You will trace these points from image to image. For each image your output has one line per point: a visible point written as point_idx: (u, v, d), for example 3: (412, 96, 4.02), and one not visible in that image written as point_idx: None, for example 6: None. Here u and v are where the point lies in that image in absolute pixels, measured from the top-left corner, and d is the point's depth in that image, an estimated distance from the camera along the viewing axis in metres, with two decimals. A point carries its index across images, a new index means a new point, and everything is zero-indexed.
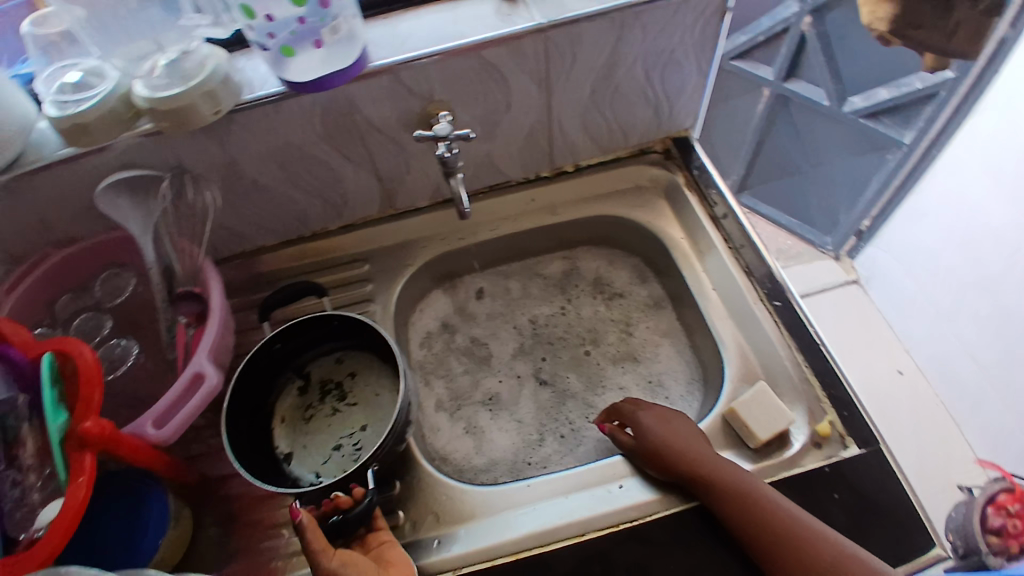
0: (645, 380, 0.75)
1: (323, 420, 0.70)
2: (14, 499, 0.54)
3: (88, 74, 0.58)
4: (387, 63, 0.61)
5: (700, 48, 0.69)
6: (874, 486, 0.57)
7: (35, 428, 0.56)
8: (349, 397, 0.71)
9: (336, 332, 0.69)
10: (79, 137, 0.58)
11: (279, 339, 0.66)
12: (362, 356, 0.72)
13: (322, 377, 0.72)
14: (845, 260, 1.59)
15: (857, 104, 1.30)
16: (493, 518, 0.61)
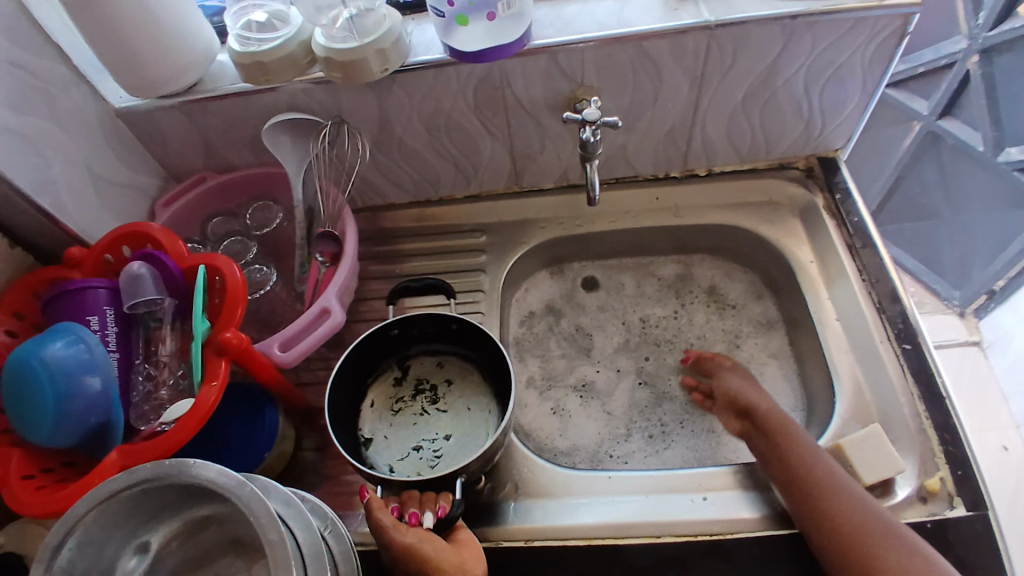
0: None
1: (409, 417, 0.70)
2: (146, 390, 0.59)
3: (274, 18, 0.64)
4: (548, 43, 0.63)
5: (870, 68, 0.65)
6: (981, 556, 0.53)
7: (174, 330, 0.61)
8: (439, 400, 0.71)
9: (451, 333, 0.71)
10: (257, 73, 0.63)
11: (401, 325, 0.69)
12: (463, 364, 0.73)
13: (420, 375, 0.73)
14: (969, 319, 1.46)
15: (1014, 156, 1.18)
16: (571, 500, 0.62)
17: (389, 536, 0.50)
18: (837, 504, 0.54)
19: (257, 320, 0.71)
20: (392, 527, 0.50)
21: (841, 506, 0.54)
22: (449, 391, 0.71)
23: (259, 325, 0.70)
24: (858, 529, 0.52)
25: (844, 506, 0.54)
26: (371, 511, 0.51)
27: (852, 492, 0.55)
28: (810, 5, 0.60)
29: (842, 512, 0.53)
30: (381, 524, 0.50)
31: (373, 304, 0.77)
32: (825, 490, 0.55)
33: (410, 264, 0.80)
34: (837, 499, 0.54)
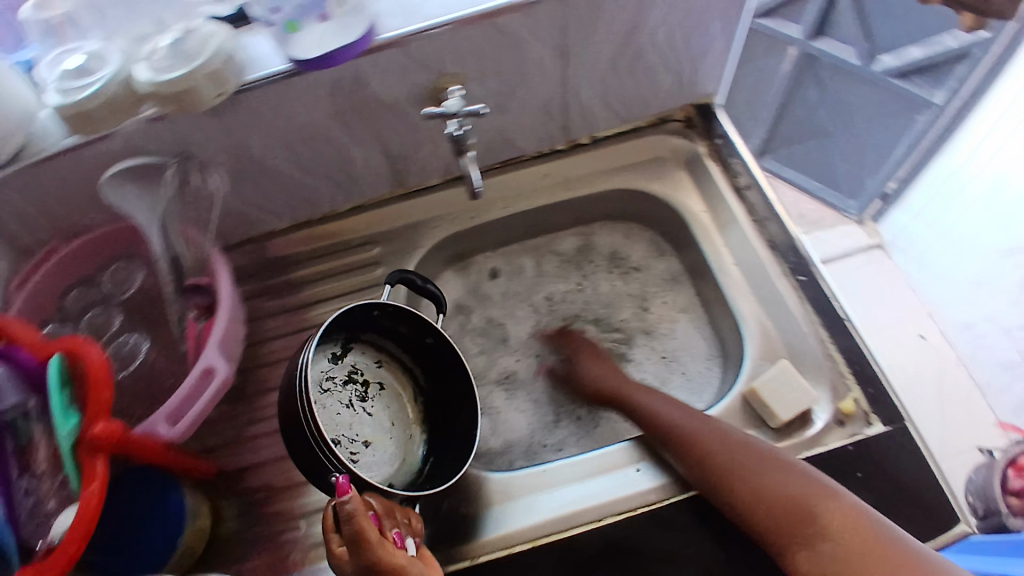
0: (661, 356, 0.78)
1: (336, 404, 0.64)
2: (29, 506, 0.53)
3: (91, 58, 0.54)
4: (397, 36, 0.57)
5: (728, 9, 0.64)
6: (899, 464, 0.56)
7: (45, 431, 0.55)
8: (369, 402, 0.67)
9: (417, 344, 0.68)
10: (83, 125, 0.55)
11: (394, 312, 0.64)
12: (401, 373, 0.70)
13: (357, 365, 0.67)
14: (868, 225, 1.54)
15: (888, 64, 1.24)
16: (518, 502, 0.61)
17: (378, 553, 0.46)
18: (695, 446, 0.58)
19: (152, 396, 0.67)
20: (376, 545, 0.46)
21: (699, 445, 0.58)
22: (380, 395, 0.68)
23: (154, 399, 0.67)
24: (716, 463, 0.56)
25: (700, 446, 0.58)
26: (354, 523, 0.45)
27: (709, 429, 0.59)
28: None
29: (701, 451, 0.58)
30: (369, 539, 0.46)
31: (275, 344, 0.74)
32: (686, 435, 0.60)
33: (304, 291, 0.77)
34: (694, 441, 0.59)
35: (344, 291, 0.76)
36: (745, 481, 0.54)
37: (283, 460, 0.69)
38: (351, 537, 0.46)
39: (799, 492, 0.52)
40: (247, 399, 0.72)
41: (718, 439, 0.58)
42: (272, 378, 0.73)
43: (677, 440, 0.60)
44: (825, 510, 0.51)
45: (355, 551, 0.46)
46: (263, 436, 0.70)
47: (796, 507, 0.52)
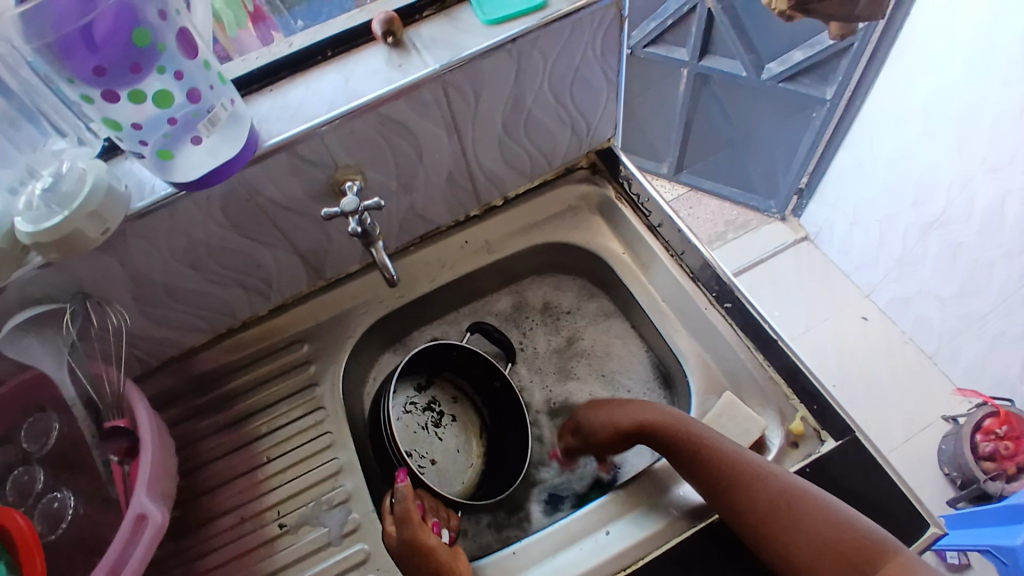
0: (602, 375, 0.79)
1: (412, 425, 0.76)
2: None
3: None
4: (284, 140, 0.55)
5: (606, 59, 0.65)
6: (858, 477, 0.57)
7: None
8: (440, 429, 0.77)
9: (486, 386, 0.77)
10: None
11: (463, 352, 0.76)
12: (467, 412, 0.79)
13: (436, 396, 0.79)
14: (791, 220, 1.62)
15: (775, 70, 1.30)
16: None
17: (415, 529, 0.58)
18: (749, 491, 0.54)
19: (84, 550, 0.60)
20: (418, 523, 0.59)
21: (755, 491, 0.54)
22: (450, 426, 0.78)
23: (90, 554, 0.60)
24: (773, 510, 0.53)
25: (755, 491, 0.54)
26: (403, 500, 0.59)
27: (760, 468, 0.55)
28: (527, 24, 0.58)
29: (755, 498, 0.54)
30: (409, 516, 0.58)
31: (215, 467, 0.69)
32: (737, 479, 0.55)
33: (237, 405, 0.72)
34: (748, 484, 0.55)
35: (278, 397, 0.73)
36: (804, 529, 0.52)
37: None
38: (401, 511, 0.59)
39: (856, 538, 0.51)
40: (192, 531, 0.66)
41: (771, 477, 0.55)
42: (218, 503, 0.67)
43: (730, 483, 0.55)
44: (883, 559, 0.50)
45: (402, 523, 0.59)
46: (218, 567, 0.64)
47: (855, 555, 0.51)
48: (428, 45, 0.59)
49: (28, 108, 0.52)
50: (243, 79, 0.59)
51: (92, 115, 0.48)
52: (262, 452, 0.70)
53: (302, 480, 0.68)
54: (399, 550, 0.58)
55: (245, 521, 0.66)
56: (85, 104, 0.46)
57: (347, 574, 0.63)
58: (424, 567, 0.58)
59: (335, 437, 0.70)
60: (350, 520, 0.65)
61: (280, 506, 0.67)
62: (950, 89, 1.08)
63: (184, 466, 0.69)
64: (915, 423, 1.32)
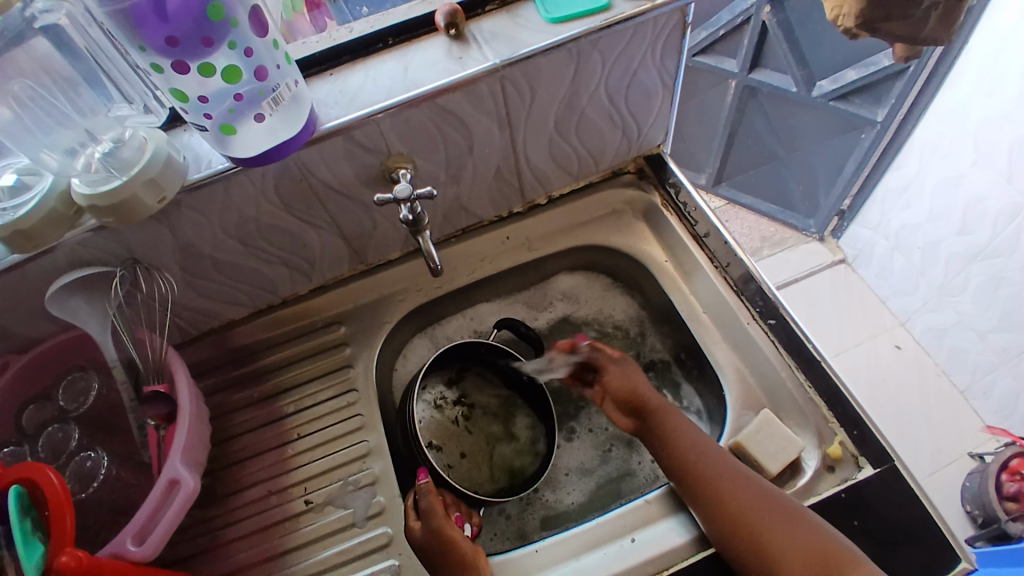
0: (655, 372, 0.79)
1: (444, 419, 0.77)
2: None
3: (24, 175, 0.53)
4: (341, 124, 0.56)
5: (664, 64, 0.64)
6: (895, 507, 0.55)
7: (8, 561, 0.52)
8: (470, 423, 0.78)
9: (516, 382, 0.77)
10: (25, 243, 0.53)
11: (492, 349, 0.75)
12: (496, 408, 0.79)
13: (466, 391, 0.79)
14: (829, 241, 1.59)
15: (827, 88, 1.28)
16: None
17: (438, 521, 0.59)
18: (719, 483, 0.57)
19: (112, 511, 0.62)
20: (442, 516, 0.60)
21: (725, 485, 0.57)
22: (483, 418, 0.78)
23: (117, 515, 0.62)
24: (740, 503, 0.55)
25: (723, 484, 0.57)
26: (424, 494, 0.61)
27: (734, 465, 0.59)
28: (588, 24, 0.57)
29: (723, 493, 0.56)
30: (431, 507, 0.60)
31: (245, 439, 0.70)
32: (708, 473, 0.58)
33: (270, 380, 0.73)
34: (721, 479, 0.57)
35: (311, 376, 0.74)
36: (772, 528, 0.53)
37: (265, 563, 0.64)
38: (424, 505, 0.60)
39: (823, 543, 0.52)
40: (218, 501, 0.67)
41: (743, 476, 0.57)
42: (245, 475, 0.68)
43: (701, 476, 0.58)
44: (848, 567, 0.50)
45: (428, 515, 0.60)
46: (239, 538, 0.65)
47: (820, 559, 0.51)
48: (489, 40, 0.59)
49: (93, 71, 0.53)
50: (306, 60, 0.61)
51: (161, 84, 0.48)
52: (292, 429, 0.71)
53: (330, 459, 0.69)
54: (424, 540, 0.59)
55: (271, 495, 0.67)
56: (155, 73, 0.47)
57: (368, 556, 0.63)
58: (448, 558, 0.58)
59: (365, 419, 0.71)
60: (374, 503, 0.66)
61: (306, 484, 0.68)
62: (1002, 119, 1.04)
63: (215, 436, 0.70)
64: (941, 458, 1.29)
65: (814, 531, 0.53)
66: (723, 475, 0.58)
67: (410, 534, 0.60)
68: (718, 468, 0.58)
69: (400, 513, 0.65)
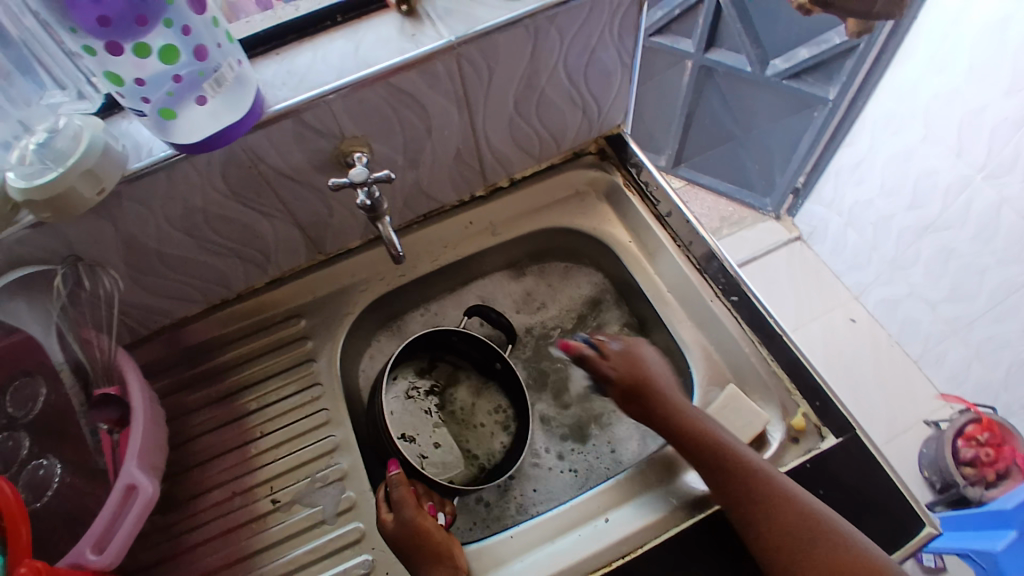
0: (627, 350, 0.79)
1: (417, 410, 0.75)
2: None
3: None
4: (289, 107, 0.53)
5: (622, 40, 0.64)
6: (858, 474, 0.57)
7: None
8: (443, 412, 0.76)
9: (487, 368, 0.77)
10: None
11: (462, 336, 0.74)
12: (467, 394, 0.78)
13: (438, 381, 0.78)
14: (785, 219, 1.63)
15: (779, 66, 1.30)
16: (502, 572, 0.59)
17: (408, 512, 0.59)
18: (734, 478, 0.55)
19: (66, 519, 0.58)
20: (413, 505, 0.59)
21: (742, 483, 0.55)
22: (454, 406, 0.77)
23: (72, 524, 0.58)
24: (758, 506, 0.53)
25: (742, 484, 0.55)
26: (394, 487, 0.61)
27: (755, 462, 0.56)
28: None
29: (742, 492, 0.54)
30: (401, 497, 0.60)
31: (205, 440, 0.67)
32: (725, 470, 0.56)
33: (229, 378, 0.70)
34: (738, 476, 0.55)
35: (271, 373, 0.71)
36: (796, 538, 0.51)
37: (232, 567, 0.62)
38: (396, 495, 0.60)
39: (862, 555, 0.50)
40: (179, 506, 0.64)
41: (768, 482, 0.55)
42: (208, 478, 0.66)
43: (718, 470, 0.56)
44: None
45: (400, 507, 0.60)
46: (204, 543, 0.63)
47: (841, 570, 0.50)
48: (442, 16, 0.57)
49: (24, 58, 0.51)
50: (249, 39, 0.57)
51: (93, 68, 0.45)
52: (255, 427, 0.68)
53: (296, 456, 0.67)
54: (396, 532, 0.59)
55: (236, 496, 0.65)
56: (87, 56, 0.44)
57: (341, 552, 0.62)
58: (421, 550, 0.57)
59: (331, 414, 0.69)
60: (344, 498, 0.64)
61: (272, 482, 0.65)
62: (954, 94, 1.08)
63: (172, 439, 0.67)
64: (896, 424, 1.34)
65: (842, 541, 0.51)
66: (744, 474, 0.55)
67: (382, 526, 0.60)
68: (738, 464, 0.56)
69: (371, 507, 0.64)
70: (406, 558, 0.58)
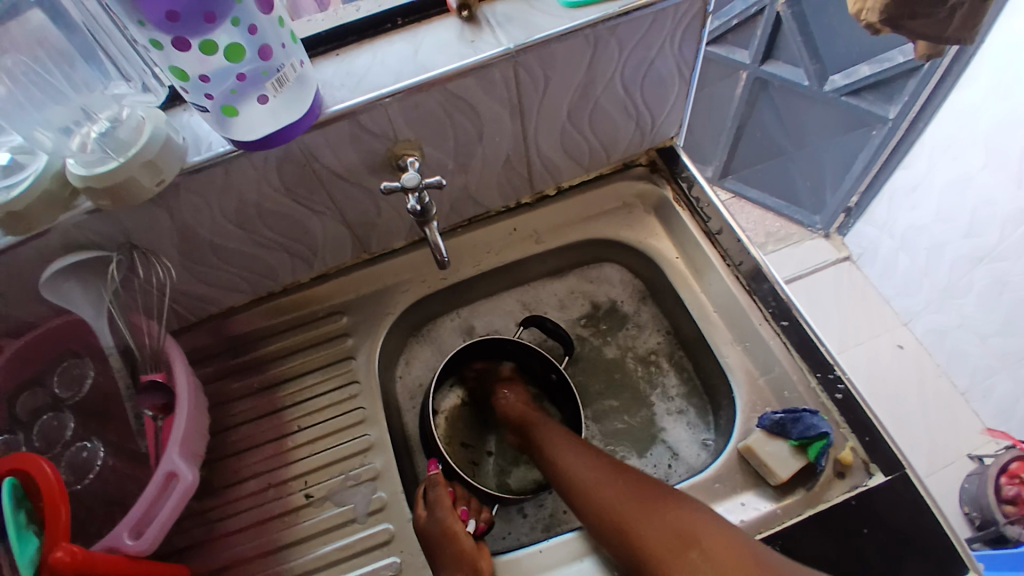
0: (681, 374, 0.77)
1: (468, 412, 0.78)
2: None
3: (18, 154, 0.50)
4: (347, 108, 0.54)
5: (682, 53, 0.62)
6: (905, 517, 0.55)
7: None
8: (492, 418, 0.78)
9: (542, 379, 0.77)
10: (17, 225, 0.50)
11: (518, 346, 0.74)
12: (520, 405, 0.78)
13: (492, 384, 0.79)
14: (834, 238, 1.58)
15: (839, 83, 1.26)
16: None
17: (443, 512, 0.60)
18: (600, 492, 0.58)
19: (107, 501, 0.60)
20: (449, 507, 0.61)
21: (608, 491, 0.58)
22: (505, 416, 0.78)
23: (113, 506, 0.60)
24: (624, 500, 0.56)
25: (610, 492, 0.58)
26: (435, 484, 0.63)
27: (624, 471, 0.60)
28: (606, 9, 0.55)
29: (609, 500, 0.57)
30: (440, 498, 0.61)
31: (243, 429, 0.69)
32: (593, 485, 0.59)
33: (270, 370, 0.72)
34: (604, 486, 0.58)
35: (310, 367, 0.72)
36: (645, 510, 0.54)
37: (260, 558, 0.63)
38: (435, 495, 0.62)
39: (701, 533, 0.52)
40: (215, 492, 0.66)
41: (641, 481, 0.58)
42: (244, 467, 0.67)
43: (594, 495, 0.58)
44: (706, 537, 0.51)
45: (434, 506, 0.61)
46: (236, 531, 0.64)
47: (683, 534, 0.52)
48: (502, 23, 0.57)
49: (88, 46, 0.51)
50: (312, 39, 0.58)
51: (160, 62, 0.46)
52: (292, 421, 0.69)
53: (330, 453, 0.67)
54: (428, 528, 0.60)
55: (269, 487, 0.66)
56: (154, 50, 0.44)
57: (371, 552, 0.62)
58: (447, 552, 0.58)
59: (367, 412, 0.69)
60: (375, 499, 0.65)
61: (305, 476, 0.66)
62: (1016, 119, 1.02)
63: (212, 425, 0.69)
64: (939, 458, 1.29)
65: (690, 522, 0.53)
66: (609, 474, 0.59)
67: (416, 520, 0.61)
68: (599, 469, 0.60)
69: (400, 509, 0.64)
70: (434, 557, 0.59)
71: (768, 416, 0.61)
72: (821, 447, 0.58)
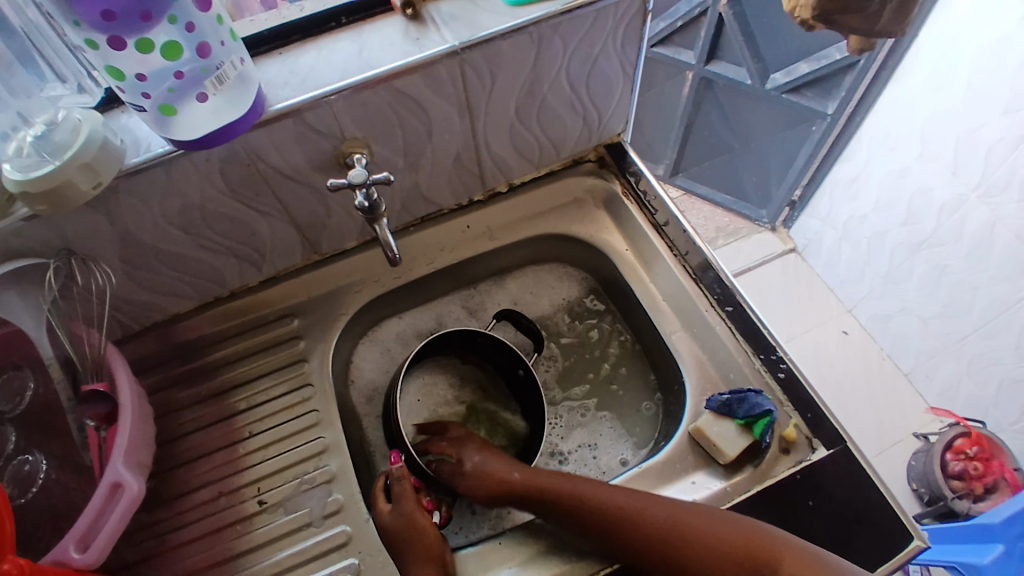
0: (636, 367, 0.79)
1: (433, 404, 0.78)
2: None
3: None
4: (291, 106, 0.53)
5: (624, 50, 0.64)
6: (846, 489, 0.57)
7: None
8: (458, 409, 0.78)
9: (508, 374, 0.77)
10: None
11: (488, 341, 0.74)
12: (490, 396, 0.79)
13: (464, 378, 0.80)
14: (780, 231, 1.65)
15: (779, 81, 1.32)
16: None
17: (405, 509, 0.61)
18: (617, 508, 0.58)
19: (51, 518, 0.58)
20: (411, 501, 0.62)
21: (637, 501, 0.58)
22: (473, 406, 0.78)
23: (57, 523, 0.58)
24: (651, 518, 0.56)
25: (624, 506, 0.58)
26: (397, 480, 0.63)
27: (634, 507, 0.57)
28: (548, 8, 0.56)
29: (638, 514, 0.57)
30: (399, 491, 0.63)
31: (194, 438, 0.67)
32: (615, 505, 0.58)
33: (220, 376, 0.70)
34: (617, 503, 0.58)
35: (262, 372, 0.71)
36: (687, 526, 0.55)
37: (216, 568, 0.61)
38: (398, 489, 0.63)
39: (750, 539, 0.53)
40: (166, 503, 0.64)
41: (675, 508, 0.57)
42: (194, 477, 0.65)
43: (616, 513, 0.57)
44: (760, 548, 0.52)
45: (399, 500, 0.63)
46: (190, 542, 0.62)
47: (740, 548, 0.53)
48: (447, 21, 0.57)
49: (26, 50, 0.50)
50: (253, 39, 0.58)
51: (94, 61, 0.44)
52: (243, 427, 0.68)
53: (285, 458, 0.66)
54: (392, 524, 0.61)
55: (223, 496, 0.64)
56: (88, 49, 0.43)
57: (327, 555, 0.61)
58: (414, 548, 0.59)
59: (322, 415, 0.68)
60: (331, 501, 0.64)
61: (259, 484, 0.65)
62: (947, 114, 1.08)
63: (160, 437, 0.67)
64: (886, 437, 1.35)
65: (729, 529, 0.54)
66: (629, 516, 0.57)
67: (378, 516, 0.62)
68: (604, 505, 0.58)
69: (358, 510, 0.63)
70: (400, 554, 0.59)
71: (716, 398, 0.63)
72: (765, 424, 0.60)
